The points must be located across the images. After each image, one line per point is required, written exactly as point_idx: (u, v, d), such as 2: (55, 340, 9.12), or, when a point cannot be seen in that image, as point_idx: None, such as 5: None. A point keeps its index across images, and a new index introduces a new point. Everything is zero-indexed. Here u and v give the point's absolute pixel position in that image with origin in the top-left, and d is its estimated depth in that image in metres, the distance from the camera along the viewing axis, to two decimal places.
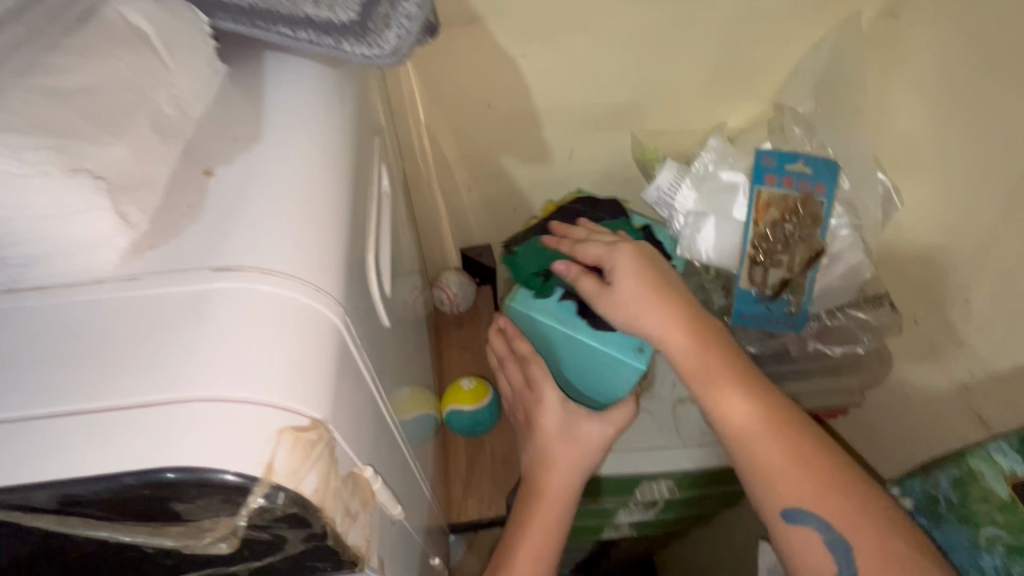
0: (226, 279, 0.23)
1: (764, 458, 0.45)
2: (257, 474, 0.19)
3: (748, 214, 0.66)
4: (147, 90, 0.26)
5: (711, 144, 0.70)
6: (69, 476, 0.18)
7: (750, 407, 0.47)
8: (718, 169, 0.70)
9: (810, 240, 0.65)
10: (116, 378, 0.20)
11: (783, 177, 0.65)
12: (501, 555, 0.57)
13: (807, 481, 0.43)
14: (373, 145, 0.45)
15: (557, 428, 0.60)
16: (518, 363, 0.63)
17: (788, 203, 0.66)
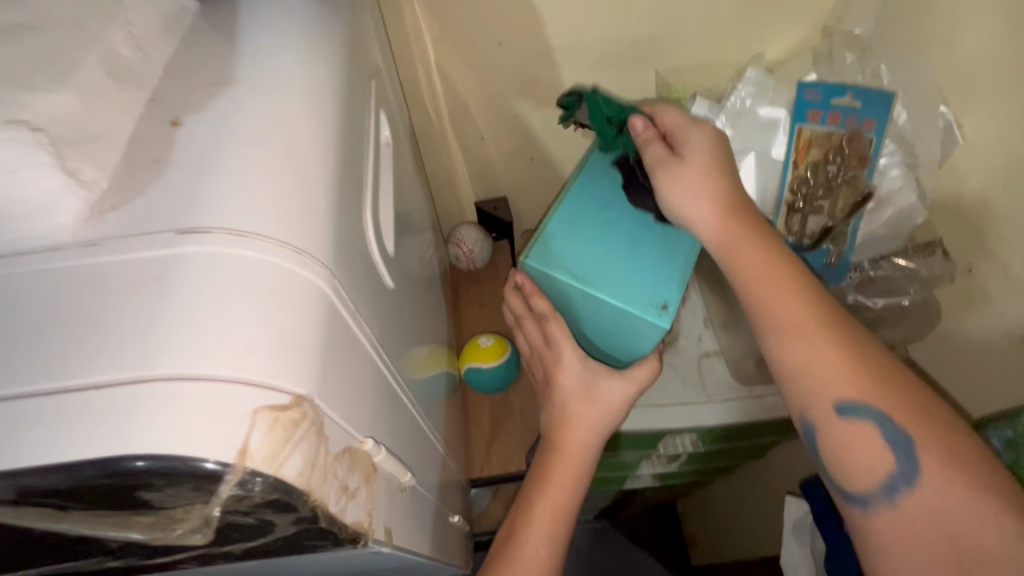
0: (193, 243, 0.21)
1: (818, 359, 0.39)
2: (230, 460, 0.17)
3: (788, 155, 0.61)
4: (98, 28, 0.23)
5: (748, 75, 0.63)
6: (26, 465, 0.17)
7: (830, 359, 0.38)
8: (756, 104, 0.62)
9: (854, 183, 0.59)
10: (73, 356, 0.18)
11: (827, 113, 0.59)
12: (518, 514, 0.56)
13: (862, 385, 0.38)
14: (370, 89, 0.41)
15: (577, 386, 0.57)
16: (536, 321, 0.60)
17: (832, 141, 0.60)
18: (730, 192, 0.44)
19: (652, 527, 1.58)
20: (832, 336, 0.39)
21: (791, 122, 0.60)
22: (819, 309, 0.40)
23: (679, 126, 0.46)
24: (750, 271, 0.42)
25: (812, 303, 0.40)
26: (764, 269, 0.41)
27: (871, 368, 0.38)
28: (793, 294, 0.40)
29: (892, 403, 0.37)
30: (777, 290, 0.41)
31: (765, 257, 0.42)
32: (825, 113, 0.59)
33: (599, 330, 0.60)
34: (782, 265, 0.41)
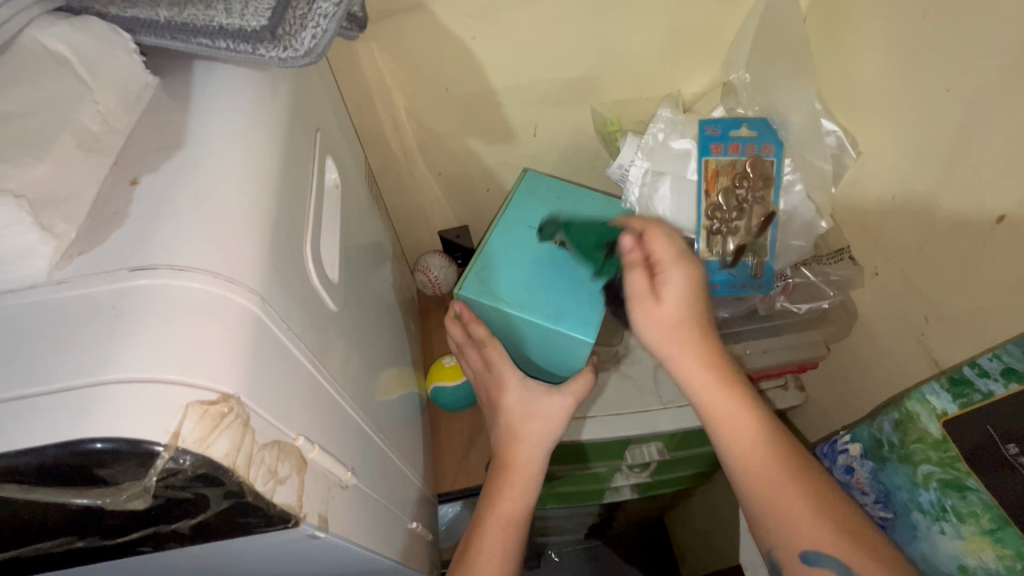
0: (144, 276, 0.26)
1: (786, 502, 0.48)
2: (165, 441, 0.22)
3: (699, 184, 0.70)
4: (68, 111, 0.29)
5: (662, 114, 0.72)
6: (5, 451, 0.22)
7: (752, 435, 0.50)
8: (669, 138, 0.72)
9: (764, 201, 0.69)
10: (43, 367, 0.24)
11: (728, 144, 0.69)
12: (472, 532, 0.60)
13: (797, 494, 0.48)
14: (316, 140, 0.47)
15: (517, 408, 0.62)
16: (475, 348, 0.65)
17: (736, 168, 0.69)
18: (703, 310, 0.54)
19: (640, 542, 1.60)
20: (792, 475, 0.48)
21: (699, 155, 0.69)
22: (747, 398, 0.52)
23: (669, 259, 0.54)
24: (756, 470, 0.49)
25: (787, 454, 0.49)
26: (733, 422, 0.51)
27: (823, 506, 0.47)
28: (764, 452, 0.50)
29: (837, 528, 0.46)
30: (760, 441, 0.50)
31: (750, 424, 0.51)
32: (725, 145, 0.69)
33: (538, 352, 0.66)
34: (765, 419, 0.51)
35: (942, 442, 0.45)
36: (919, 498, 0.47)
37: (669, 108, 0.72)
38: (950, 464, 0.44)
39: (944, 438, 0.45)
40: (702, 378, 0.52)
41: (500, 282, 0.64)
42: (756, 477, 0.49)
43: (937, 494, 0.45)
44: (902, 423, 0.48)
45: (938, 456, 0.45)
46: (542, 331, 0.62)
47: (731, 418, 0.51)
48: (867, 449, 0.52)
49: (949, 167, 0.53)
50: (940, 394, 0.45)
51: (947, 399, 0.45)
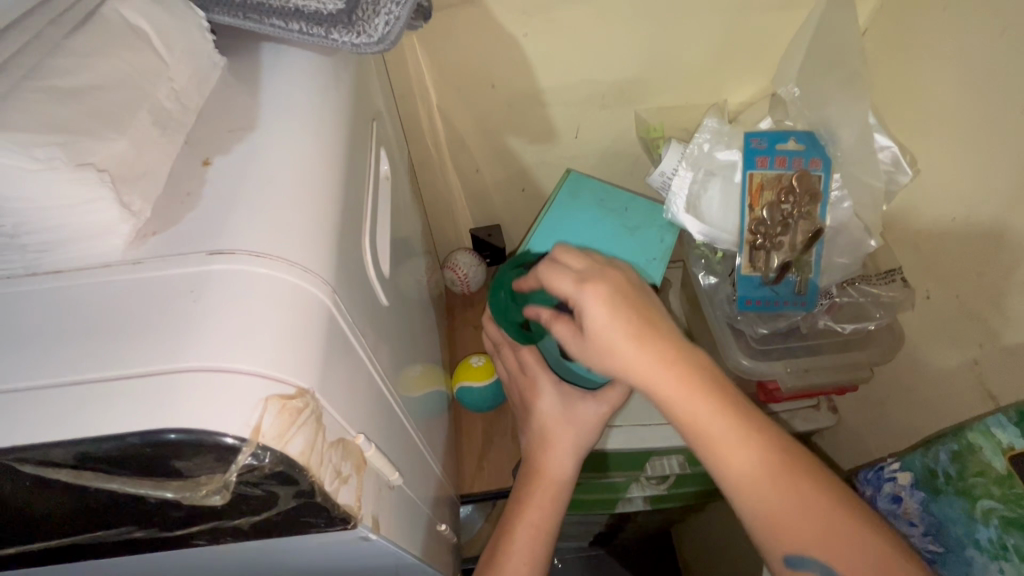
0: (221, 261, 0.25)
1: (776, 510, 0.41)
2: (246, 436, 0.21)
3: (744, 199, 0.67)
4: (146, 86, 0.28)
5: (707, 124, 0.71)
6: (82, 436, 0.21)
7: (753, 461, 0.42)
8: (714, 148, 0.70)
9: (810, 217, 0.67)
10: (121, 349, 0.23)
11: (775, 158, 0.66)
12: (501, 535, 0.58)
13: (784, 498, 0.41)
14: (372, 130, 0.46)
15: (552, 413, 0.61)
16: (513, 349, 0.64)
17: (782, 181, 0.67)
18: (637, 315, 0.46)
19: (647, 553, 1.57)
20: (775, 487, 0.41)
21: (744, 168, 0.67)
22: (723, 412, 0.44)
23: (574, 292, 0.47)
24: (745, 490, 0.42)
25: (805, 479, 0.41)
26: (722, 449, 0.43)
27: (819, 524, 0.40)
28: (744, 452, 0.43)
29: (836, 543, 0.39)
30: (733, 449, 0.43)
31: (756, 480, 0.42)
32: (771, 158, 0.67)
33: (576, 357, 0.65)
34: (739, 424, 0.43)
35: (1007, 478, 0.43)
36: (976, 533, 0.45)
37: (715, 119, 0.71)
38: (1015, 501, 0.42)
39: (1008, 474, 0.43)
40: (654, 375, 0.45)
41: None
42: (740, 484, 0.42)
43: (997, 531, 0.43)
44: (962, 455, 0.47)
45: (1001, 492, 0.44)
46: None
47: (687, 418, 0.45)
48: (920, 477, 0.51)
49: (1016, 192, 0.51)
50: (1007, 428, 0.44)
51: (1015, 433, 0.43)
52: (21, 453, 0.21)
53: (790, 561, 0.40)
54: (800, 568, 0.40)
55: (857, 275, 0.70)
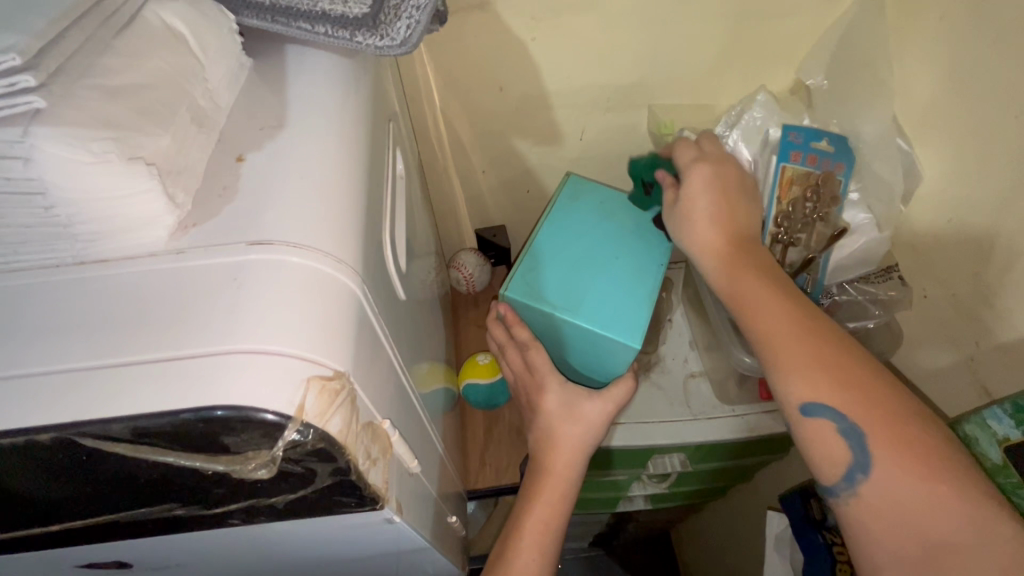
0: (259, 251, 0.27)
1: (791, 356, 0.44)
2: (291, 414, 0.23)
3: (772, 190, 0.68)
4: (185, 85, 0.29)
5: (759, 101, 0.71)
6: (135, 413, 0.22)
7: (788, 320, 0.45)
8: (765, 127, 0.71)
9: (828, 220, 0.68)
10: (170, 332, 0.24)
11: (807, 155, 0.68)
12: (508, 533, 0.60)
13: (808, 357, 0.43)
14: (388, 130, 0.48)
15: (557, 410, 0.62)
16: (517, 350, 0.66)
17: (810, 180, 0.69)
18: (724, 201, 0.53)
19: (645, 553, 1.58)
20: (816, 338, 0.44)
21: (778, 160, 0.68)
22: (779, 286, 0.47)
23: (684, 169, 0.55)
24: (768, 332, 0.45)
25: (845, 353, 0.43)
26: (792, 339, 0.44)
27: (850, 371, 0.42)
28: (783, 310, 0.46)
29: (868, 396, 0.41)
30: (770, 313, 0.46)
31: (792, 330, 0.44)
32: (803, 154, 0.68)
33: (580, 356, 0.67)
34: (790, 302, 0.46)
35: (1003, 468, 0.45)
36: None
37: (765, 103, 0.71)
38: (1010, 490, 0.44)
39: (1004, 464, 0.45)
40: (727, 256, 0.51)
41: (544, 284, 0.64)
42: (767, 334, 0.45)
43: None
44: None
45: (996, 481, 0.45)
46: (590, 335, 0.63)
47: (738, 287, 0.49)
48: None
49: (1010, 193, 0.52)
50: (1003, 420, 0.45)
51: (1010, 424, 0.45)
52: (78, 429, 0.22)
53: (803, 407, 0.42)
54: (811, 415, 0.42)
55: (856, 276, 0.72)
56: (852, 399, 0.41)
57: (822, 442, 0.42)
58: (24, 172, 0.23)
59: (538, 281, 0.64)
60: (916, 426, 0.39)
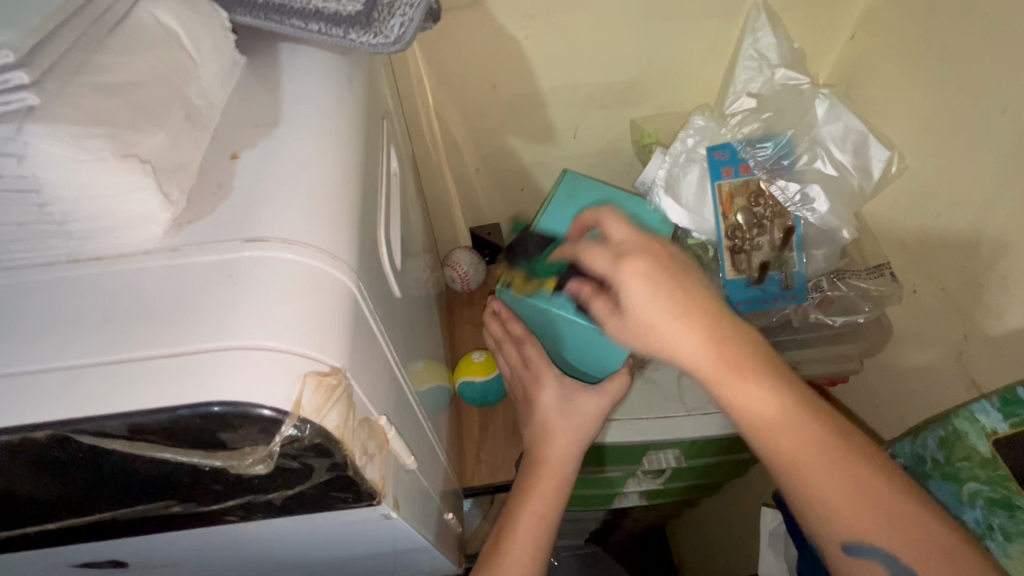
0: (255, 248, 0.27)
1: (829, 493, 0.39)
2: (287, 409, 0.23)
3: (716, 208, 0.72)
4: (178, 84, 0.29)
5: (695, 122, 0.73)
6: (132, 409, 0.22)
7: (805, 447, 0.40)
8: (698, 144, 0.73)
9: (783, 216, 0.72)
10: (162, 329, 0.24)
11: (738, 167, 0.72)
12: (502, 527, 0.60)
13: (840, 486, 0.39)
14: (382, 128, 0.48)
15: (554, 406, 0.62)
16: (515, 345, 0.66)
17: (749, 187, 0.72)
18: (685, 292, 0.43)
19: (641, 550, 1.59)
20: (819, 432, 0.40)
21: (711, 180, 0.72)
22: (772, 397, 0.41)
23: (609, 271, 0.45)
24: (789, 471, 0.41)
25: (865, 473, 0.39)
26: (781, 430, 0.41)
27: (860, 469, 0.39)
28: (799, 439, 0.40)
29: (867, 497, 0.39)
30: (788, 442, 0.40)
31: (807, 460, 0.40)
32: (735, 168, 0.72)
33: (576, 354, 0.67)
34: (806, 428, 0.40)
35: (991, 460, 0.46)
36: (963, 515, 0.47)
37: (771, 30, 0.68)
38: (1000, 483, 0.45)
39: (993, 457, 0.46)
40: (721, 376, 0.42)
41: (540, 281, 0.65)
42: (794, 470, 0.40)
43: (983, 512, 0.46)
44: (949, 440, 0.49)
45: (986, 474, 0.46)
46: (585, 331, 0.63)
47: (741, 415, 0.42)
48: (909, 463, 0.53)
49: (996, 187, 0.53)
50: (991, 413, 0.46)
51: (999, 418, 0.46)
52: (75, 425, 0.22)
53: (849, 548, 0.40)
54: (862, 557, 0.39)
55: (848, 270, 0.72)
56: (870, 510, 0.39)
57: None
58: (17, 169, 0.23)
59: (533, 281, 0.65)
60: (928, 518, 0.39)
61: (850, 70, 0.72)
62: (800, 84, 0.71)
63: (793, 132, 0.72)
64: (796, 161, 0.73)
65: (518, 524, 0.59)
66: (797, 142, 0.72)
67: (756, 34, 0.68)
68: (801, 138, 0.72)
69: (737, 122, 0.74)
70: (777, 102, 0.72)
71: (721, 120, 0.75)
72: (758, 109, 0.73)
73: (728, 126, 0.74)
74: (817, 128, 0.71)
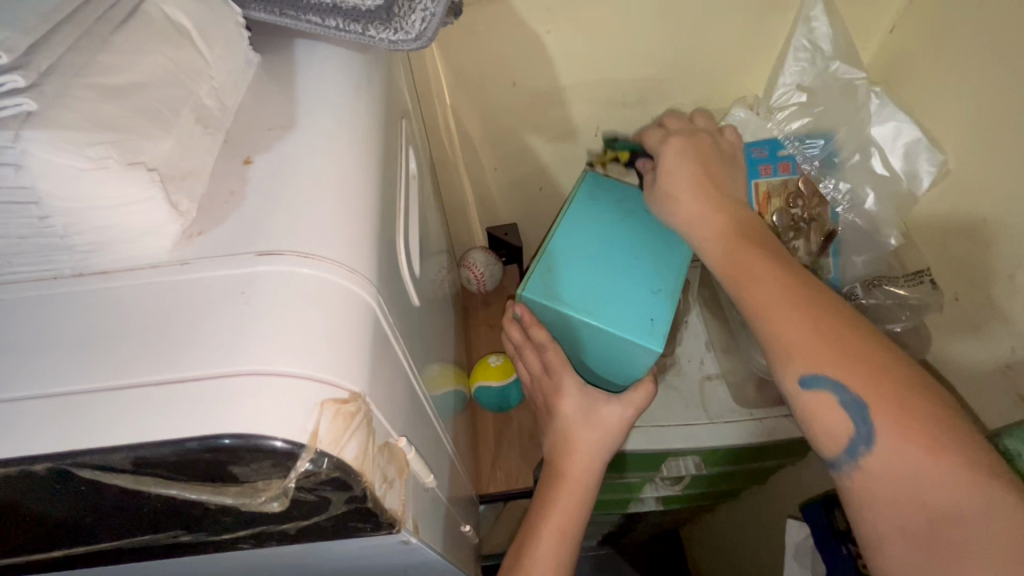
0: (270, 262, 0.25)
1: (798, 346, 0.42)
2: (303, 441, 0.21)
3: (753, 207, 0.70)
4: (189, 85, 0.28)
5: (735, 115, 0.73)
6: (137, 442, 0.21)
7: (795, 314, 0.43)
8: (739, 138, 0.72)
9: (821, 220, 0.70)
10: (170, 352, 0.22)
11: (777, 165, 0.71)
12: (524, 538, 0.58)
13: (815, 329, 0.42)
14: (401, 128, 0.46)
15: (575, 415, 0.60)
16: (535, 350, 0.63)
17: (788, 188, 0.71)
18: (701, 163, 0.54)
19: (654, 553, 1.56)
20: (816, 299, 0.44)
21: (749, 177, 0.71)
22: (783, 270, 0.46)
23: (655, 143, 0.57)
24: (764, 309, 0.44)
25: (859, 326, 0.42)
26: (775, 280, 0.45)
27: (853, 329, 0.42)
28: (789, 308, 0.43)
29: (829, 326, 0.42)
30: (784, 312, 0.43)
31: (801, 314, 0.43)
32: (775, 166, 0.71)
33: (597, 359, 0.65)
34: (810, 295, 0.44)
35: None
36: None
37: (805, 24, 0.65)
38: None
39: None
40: (741, 262, 0.47)
41: (558, 284, 0.62)
42: (761, 304, 0.45)
43: None
44: None
45: None
46: (606, 338, 0.61)
47: (748, 271, 0.47)
48: None
49: None
50: None
51: None
52: (76, 458, 0.21)
53: (803, 382, 0.41)
54: (813, 390, 0.41)
55: (884, 278, 0.68)
56: (831, 352, 0.41)
57: (825, 413, 0.41)
58: (16, 180, 0.22)
59: (550, 283, 0.62)
60: (926, 387, 0.39)
61: (887, 66, 0.68)
62: (855, 79, 0.68)
63: (838, 130, 0.70)
64: (845, 160, 0.71)
65: (539, 537, 0.57)
66: (844, 141, 0.70)
67: (774, 34, 0.66)
68: (850, 135, 0.70)
69: (785, 116, 0.72)
70: (827, 96, 0.70)
71: (767, 113, 0.73)
72: (809, 104, 0.71)
73: (775, 120, 0.72)
74: (870, 126, 0.68)
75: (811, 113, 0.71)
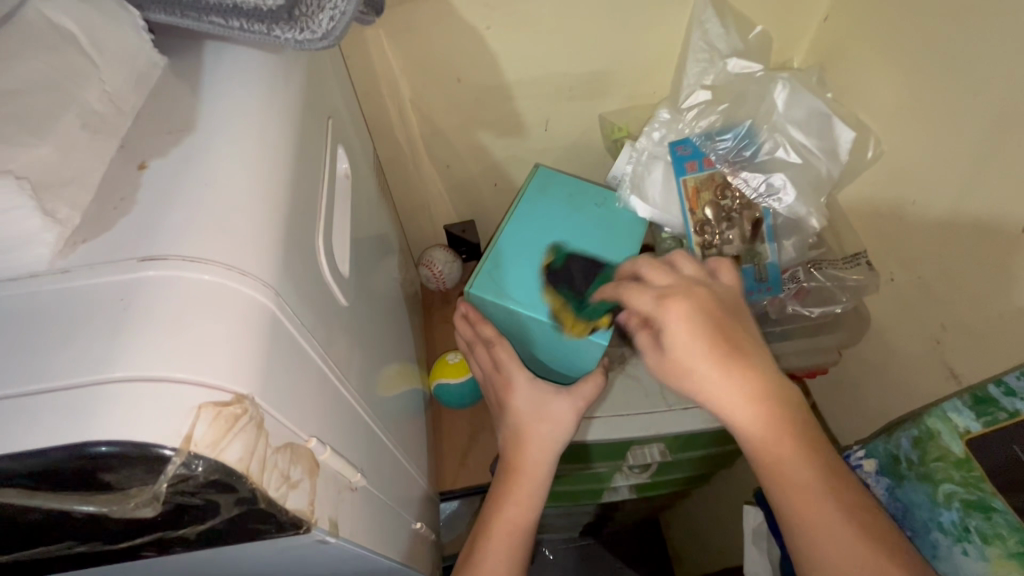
0: (155, 268, 0.25)
1: (821, 527, 0.42)
2: (177, 445, 0.21)
3: (684, 205, 0.69)
4: (73, 90, 0.27)
5: (660, 116, 0.72)
6: (4, 451, 0.21)
7: (808, 471, 0.43)
8: (666, 135, 0.72)
9: (751, 208, 0.70)
10: (43, 363, 0.22)
11: (702, 161, 0.69)
12: (476, 535, 0.58)
13: (822, 490, 0.43)
14: (327, 126, 0.46)
15: (526, 410, 0.61)
16: (485, 347, 0.64)
17: (715, 180, 0.70)
18: (715, 323, 0.46)
19: (633, 539, 1.58)
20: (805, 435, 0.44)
21: (676, 176, 0.70)
22: (786, 410, 0.45)
23: (654, 309, 0.48)
24: (778, 473, 0.44)
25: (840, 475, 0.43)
26: (776, 412, 0.44)
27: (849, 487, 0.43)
28: (802, 471, 0.43)
29: (843, 501, 0.42)
30: (794, 465, 0.43)
31: (799, 462, 0.43)
32: (699, 162, 0.70)
33: (550, 353, 0.66)
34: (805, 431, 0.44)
35: (965, 460, 0.45)
36: (939, 518, 0.46)
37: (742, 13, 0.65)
38: (973, 484, 0.44)
39: (967, 457, 0.45)
40: (756, 416, 0.44)
41: (506, 283, 0.64)
42: (776, 470, 0.44)
43: (958, 514, 0.45)
44: (923, 440, 0.48)
45: (960, 475, 0.45)
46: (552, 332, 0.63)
47: (760, 450, 0.44)
48: (884, 464, 0.52)
49: (976, 170, 0.51)
50: (962, 412, 0.45)
51: (970, 416, 0.45)
52: None
53: None
54: None
55: (824, 260, 0.70)
56: (842, 527, 0.41)
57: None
58: None
59: (496, 281, 0.64)
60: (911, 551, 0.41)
61: (823, 53, 0.70)
62: (753, 72, 0.69)
63: (758, 121, 0.70)
64: (759, 150, 0.70)
65: (491, 532, 0.57)
66: (757, 131, 0.70)
67: (704, 27, 0.66)
68: (760, 126, 0.70)
69: (694, 115, 0.71)
70: (732, 91, 0.70)
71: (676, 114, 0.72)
72: (714, 101, 0.71)
73: (686, 121, 0.71)
74: (777, 115, 0.69)
75: (722, 109, 0.71)
